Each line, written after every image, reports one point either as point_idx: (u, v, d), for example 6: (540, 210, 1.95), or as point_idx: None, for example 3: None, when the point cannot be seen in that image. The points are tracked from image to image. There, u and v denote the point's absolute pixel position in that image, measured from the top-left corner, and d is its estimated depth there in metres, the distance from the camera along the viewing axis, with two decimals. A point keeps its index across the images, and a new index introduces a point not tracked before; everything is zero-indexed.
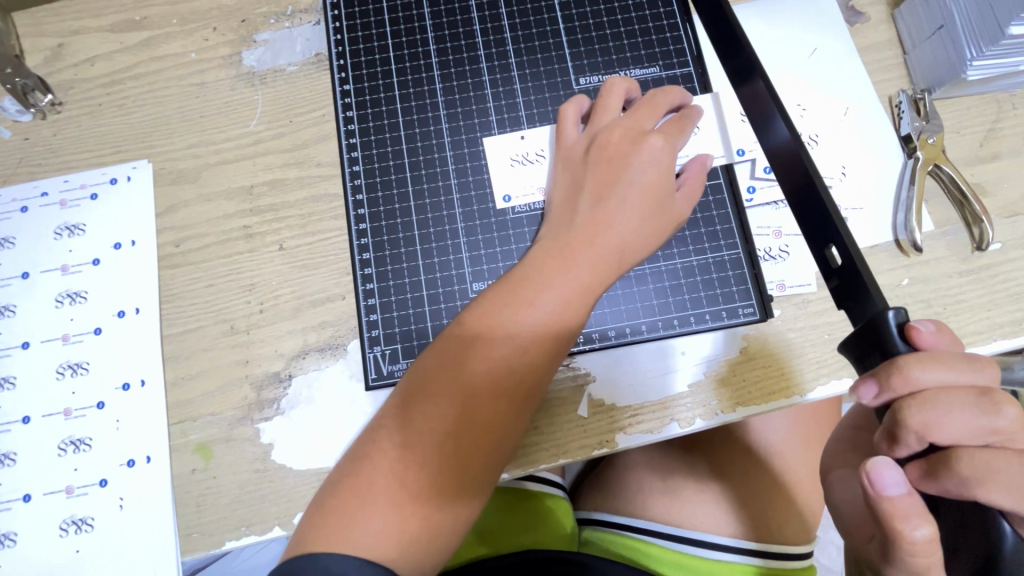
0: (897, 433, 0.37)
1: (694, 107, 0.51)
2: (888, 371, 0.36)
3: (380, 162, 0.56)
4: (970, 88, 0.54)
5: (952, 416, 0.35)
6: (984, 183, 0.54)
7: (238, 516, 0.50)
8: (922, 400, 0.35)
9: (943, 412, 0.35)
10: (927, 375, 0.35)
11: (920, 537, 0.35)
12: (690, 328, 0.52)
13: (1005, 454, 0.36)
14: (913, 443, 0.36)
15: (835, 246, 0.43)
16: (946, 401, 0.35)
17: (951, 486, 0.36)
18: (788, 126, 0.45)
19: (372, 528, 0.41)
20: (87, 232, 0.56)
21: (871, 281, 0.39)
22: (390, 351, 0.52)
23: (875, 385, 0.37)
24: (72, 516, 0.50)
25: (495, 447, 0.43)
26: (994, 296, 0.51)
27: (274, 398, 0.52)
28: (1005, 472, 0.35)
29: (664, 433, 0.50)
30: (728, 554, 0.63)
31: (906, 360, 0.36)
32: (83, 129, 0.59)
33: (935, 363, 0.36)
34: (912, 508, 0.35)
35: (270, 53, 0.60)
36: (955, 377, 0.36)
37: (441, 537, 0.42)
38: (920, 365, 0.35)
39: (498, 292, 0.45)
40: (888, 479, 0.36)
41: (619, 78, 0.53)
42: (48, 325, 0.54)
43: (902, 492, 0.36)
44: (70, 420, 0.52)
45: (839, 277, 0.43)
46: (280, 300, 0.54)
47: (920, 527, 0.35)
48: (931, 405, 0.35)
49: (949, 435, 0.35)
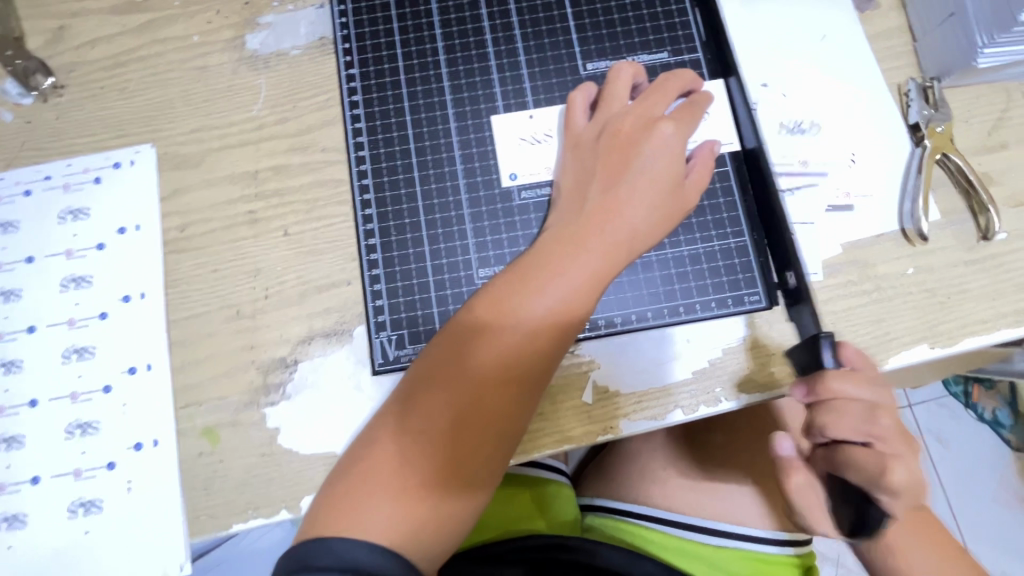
0: (808, 428, 0.43)
1: (705, 91, 0.51)
2: (814, 380, 0.43)
3: (386, 147, 0.56)
4: (980, 76, 0.54)
5: (850, 421, 0.41)
6: (992, 172, 0.54)
7: (244, 499, 0.50)
8: (829, 406, 0.42)
9: (840, 416, 0.42)
10: (840, 386, 0.41)
11: (794, 483, 0.48)
12: (696, 315, 0.52)
13: (879, 454, 0.42)
14: (819, 438, 0.43)
15: (791, 265, 0.47)
16: (843, 409, 0.41)
17: (842, 474, 0.43)
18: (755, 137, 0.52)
19: (384, 514, 0.41)
20: (91, 217, 0.56)
21: (821, 300, 0.44)
22: (397, 336, 0.52)
23: (804, 386, 0.43)
24: (80, 498, 0.50)
25: (506, 432, 0.44)
26: (999, 285, 0.51)
27: (280, 383, 0.52)
28: (872, 466, 0.42)
29: (667, 419, 0.50)
30: (731, 540, 0.64)
31: (829, 373, 0.42)
32: (86, 112, 0.58)
33: (848, 376, 0.42)
34: None
35: (274, 36, 0.59)
36: (859, 390, 0.42)
37: (452, 523, 0.43)
38: (840, 380, 0.42)
39: (509, 279, 0.45)
40: None
41: (625, 64, 0.53)
42: (54, 310, 0.54)
43: (798, 460, 0.45)
44: (77, 404, 0.52)
45: (797, 295, 0.47)
46: (286, 286, 0.54)
47: (805, 484, 0.46)
48: (834, 410, 0.42)
49: (838, 436, 0.42)
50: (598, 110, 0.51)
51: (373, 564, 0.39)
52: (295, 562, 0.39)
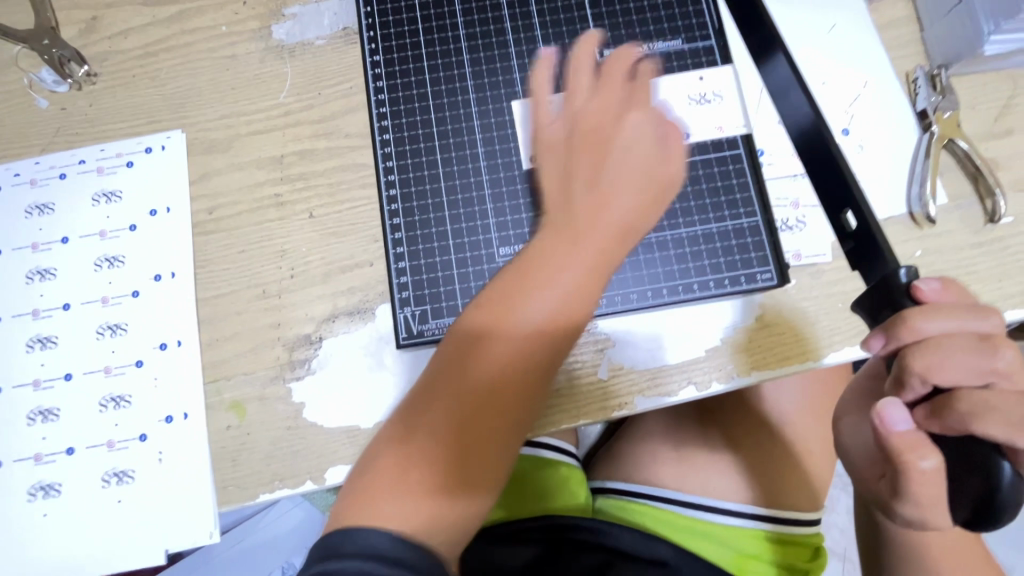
0: (902, 378, 0.39)
1: (644, 69, 0.53)
2: (895, 323, 0.39)
3: (410, 131, 0.58)
4: (987, 64, 0.55)
5: (953, 359, 0.38)
6: (998, 158, 0.55)
7: (272, 470, 0.52)
8: (927, 346, 0.38)
9: (949, 355, 0.38)
10: (933, 325, 0.38)
11: (926, 468, 0.37)
12: (710, 292, 0.53)
13: (1005, 392, 0.38)
14: (918, 385, 0.38)
15: (849, 210, 0.44)
16: (950, 346, 0.38)
17: (953, 423, 0.37)
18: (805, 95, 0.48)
19: (403, 507, 0.42)
20: (123, 199, 0.58)
21: (883, 241, 0.42)
22: (420, 311, 0.54)
23: (883, 335, 0.40)
24: (113, 468, 0.52)
25: (513, 415, 0.45)
26: (1005, 267, 0.53)
27: (305, 359, 0.54)
28: (1003, 407, 0.37)
29: (680, 394, 0.52)
30: (742, 520, 0.66)
31: (912, 313, 0.39)
32: (118, 100, 0.60)
33: (940, 313, 0.38)
34: (920, 442, 0.38)
35: (299, 27, 0.61)
36: (961, 323, 0.38)
37: (473, 505, 0.44)
38: (924, 317, 0.38)
39: (504, 280, 0.46)
40: (897, 417, 0.38)
41: (579, 53, 0.54)
42: (87, 288, 0.56)
43: (910, 428, 0.38)
44: (110, 378, 0.54)
45: (852, 241, 0.45)
46: (311, 266, 0.56)
47: (924, 459, 0.37)
48: (934, 350, 0.38)
49: (952, 376, 0.38)
50: (569, 103, 0.51)
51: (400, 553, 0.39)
52: (325, 551, 0.39)
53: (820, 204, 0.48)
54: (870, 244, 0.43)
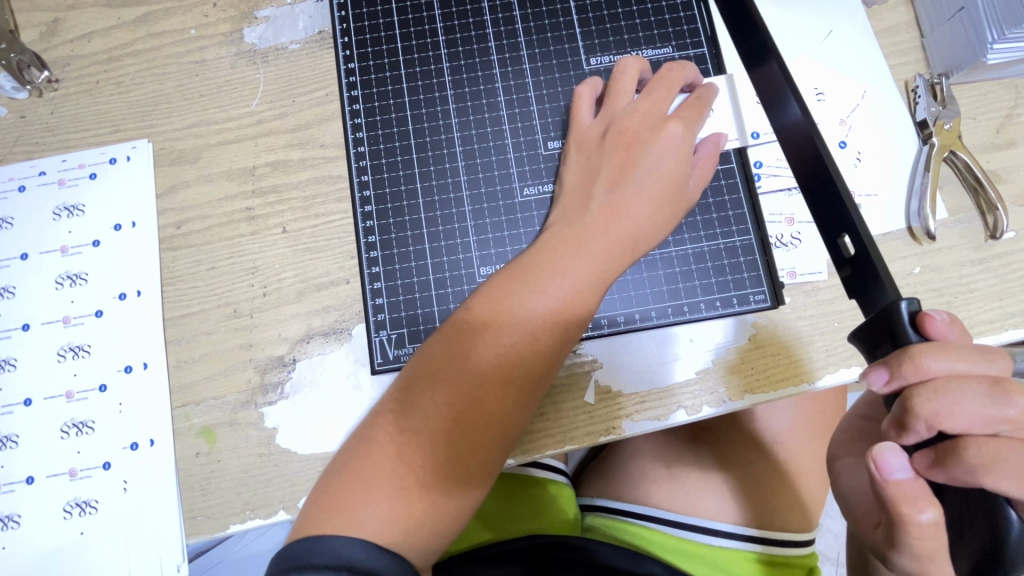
0: (906, 421, 0.37)
1: (709, 85, 0.51)
2: (900, 359, 0.37)
3: (386, 142, 0.55)
4: (989, 72, 0.53)
5: (962, 404, 0.36)
6: (1000, 170, 0.53)
7: (242, 499, 0.49)
8: (932, 388, 0.36)
9: (955, 400, 0.36)
10: (939, 365, 0.36)
11: (927, 520, 0.36)
12: (700, 314, 0.51)
13: (1012, 443, 0.36)
14: (923, 431, 0.36)
15: (847, 234, 0.42)
16: (957, 390, 0.36)
17: (958, 474, 0.36)
18: (801, 104, 0.44)
19: (377, 517, 0.40)
20: (86, 214, 0.55)
21: (885, 271, 0.39)
22: (397, 335, 0.52)
23: (886, 370, 0.37)
24: (76, 498, 0.50)
25: (502, 435, 0.43)
26: (1007, 285, 0.51)
27: (278, 382, 0.52)
28: (1010, 459, 0.35)
29: (669, 420, 0.50)
30: (731, 540, 0.64)
31: (918, 350, 0.36)
32: (81, 107, 0.57)
33: (947, 352, 0.36)
34: (920, 493, 0.36)
35: (272, 30, 0.58)
36: (966, 365, 0.37)
37: (446, 523, 0.42)
38: (932, 355, 0.36)
39: (510, 276, 0.44)
40: (895, 464, 0.36)
41: (631, 58, 0.52)
42: (49, 307, 0.53)
43: (907, 476, 0.36)
44: (72, 403, 0.51)
45: (851, 266, 0.42)
46: (283, 284, 0.53)
47: (926, 512, 0.36)
48: (942, 394, 0.36)
49: (957, 422, 0.36)
50: (605, 106, 0.50)
51: (370, 563, 0.38)
52: (290, 560, 0.38)
53: (817, 228, 0.46)
54: (872, 272, 0.40)
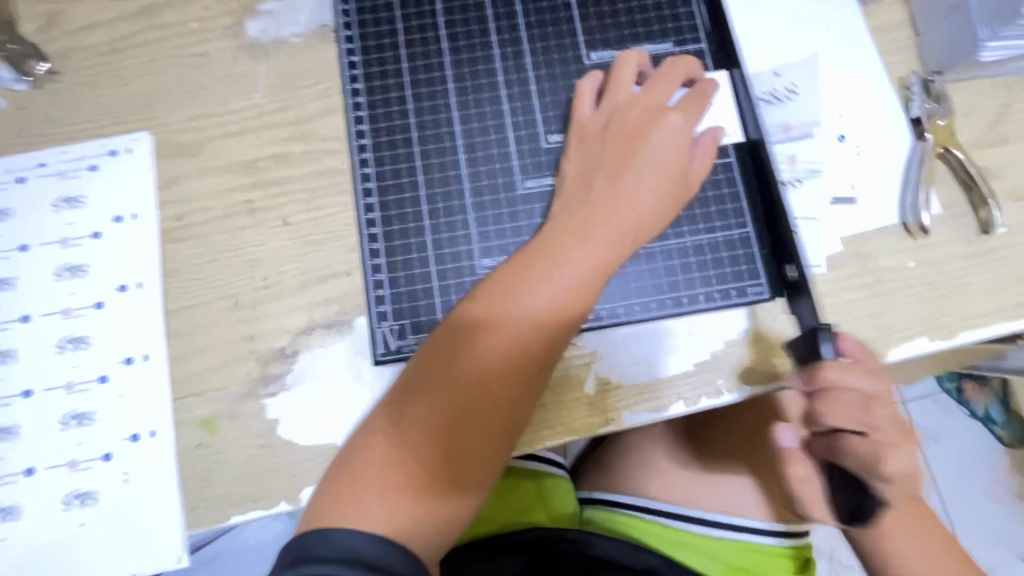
0: (806, 415, 0.44)
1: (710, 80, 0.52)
2: (813, 371, 0.43)
3: (389, 135, 0.55)
4: (981, 70, 0.54)
5: (845, 407, 0.42)
6: (993, 167, 0.54)
7: (244, 490, 0.50)
8: (827, 394, 0.43)
9: (836, 403, 0.43)
10: (844, 376, 0.42)
11: (797, 475, 0.47)
12: (699, 306, 0.52)
13: (874, 442, 0.43)
14: (816, 424, 0.44)
15: (791, 264, 0.50)
16: (840, 397, 0.42)
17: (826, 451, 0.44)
18: (755, 129, 0.52)
19: (385, 507, 0.41)
20: (87, 205, 0.55)
21: (810, 296, 0.48)
22: (399, 326, 0.52)
23: (802, 376, 0.44)
24: (76, 490, 0.50)
25: (506, 423, 0.43)
26: (999, 279, 0.52)
27: (280, 374, 0.52)
28: (864, 451, 0.43)
29: (668, 411, 0.50)
30: (730, 533, 0.65)
31: (826, 364, 0.43)
32: (82, 99, 0.57)
33: (850, 368, 0.43)
34: (797, 457, 0.46)
35: (274, 23, 0.58)
36: (858, 379, 0.43)
37: (454, 512, 0.43)
38: (839, 369, 0.42)
39: (513, 266, 0.45)
40: (782, 435, 0.47)
41: (631, 51, 0.53)
42: (48, 299, 0.53)
43: (793, 444, 0.47)
44: (72, 394, 0.51)
45: (789, 289, 0.51)
46: (286, 276, 0.53)
47: (797, 469, 0.46)
48: (828, 398, 0.43)
49: (838, 422, 0.43)
50: (605, 99, 0.51)
51: (378, 557, 0.38)
52: (297, 552, 0.39)
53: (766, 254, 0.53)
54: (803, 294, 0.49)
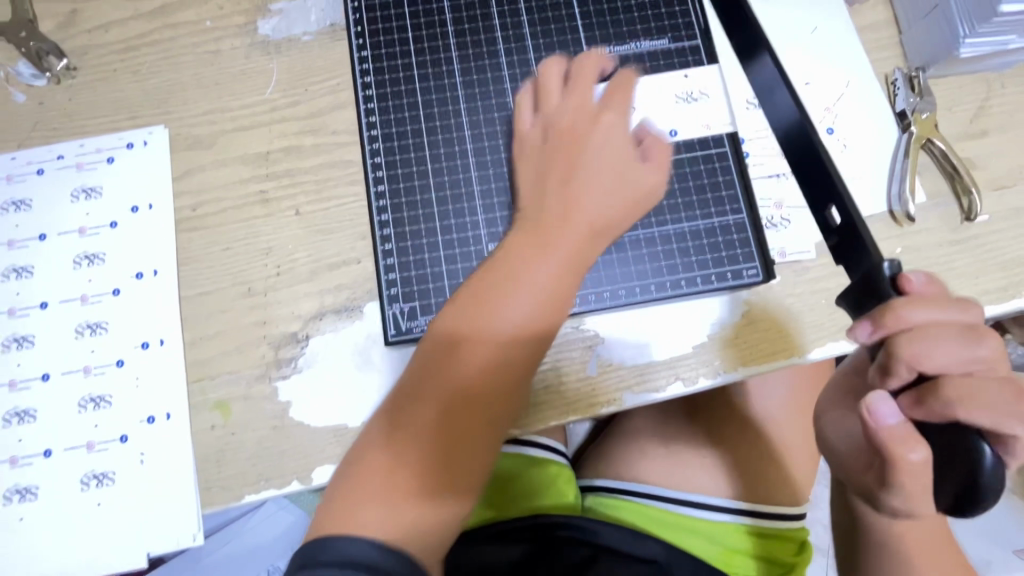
0: (889, 366, 0.40)
1: (624, 73, 0.53)
2: (882, 312, 0.39)
3: (398, 126, 0.57)
4: (962, 66, 0.57)
5: (939, 347, 0.39)
6: (974, 158, 0.57)
7: (257, 470, 0.51)
8: (912, 334, 0.38)
9: (932, 344, 0.38)
10: (918, 314, 0.38)
11: (917, 460, 0.37)
12: (696, 289, 0.54)
13: (987, 382, 0.39)
14: (904, 372, 0.39)
15: (834, 205, 0.43)
16: (933, 335, 0.39)
17: (940, 410, 0.38)
18: (793, 96, 0.47)
19: (383, 520, 0.42)
20: (104, 196, 0.57)
21: (870, 237, 0.40)
22: (409, 308, 0.54)
23: (870, 323, 0.39)
24: (93, 471, 0.51)
25: (488, 422, 0.45)
26: (981, 263, 0.54)
27: (292, 357, 0.54)
28: (986, 397, 0.38)
29: (668, 390, 0.52)
30: (730, 517, 0.66)
31: (899, 303, 0.38)
32: (99, 94, 0.59)
33: (925, 304, 0.38)
34: (909, 434, 0.38)
35: (285, 22, 0.61)
36: (942, 315, 0.39)
37: (455, 510, 0.44)
38: (912, 307, 0.38)
39: (470, 292, 0.46)
40: (885, 410, 0.38)
41: (553, 61, 0.55)
42: (66, 286, 0.55)
43: (899, 421, 0.38)
44: (89, 378, 0.53)
45: (838, 236, 0.44)
46: (297, 263, 0.55)
47: (915, 451, 0.37)
48: (920, 339, 0.38)
49: (936, 363, 0.39)
50: (541, 109, 0.52)
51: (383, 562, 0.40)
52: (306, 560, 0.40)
53: (806, 201, 0.47)
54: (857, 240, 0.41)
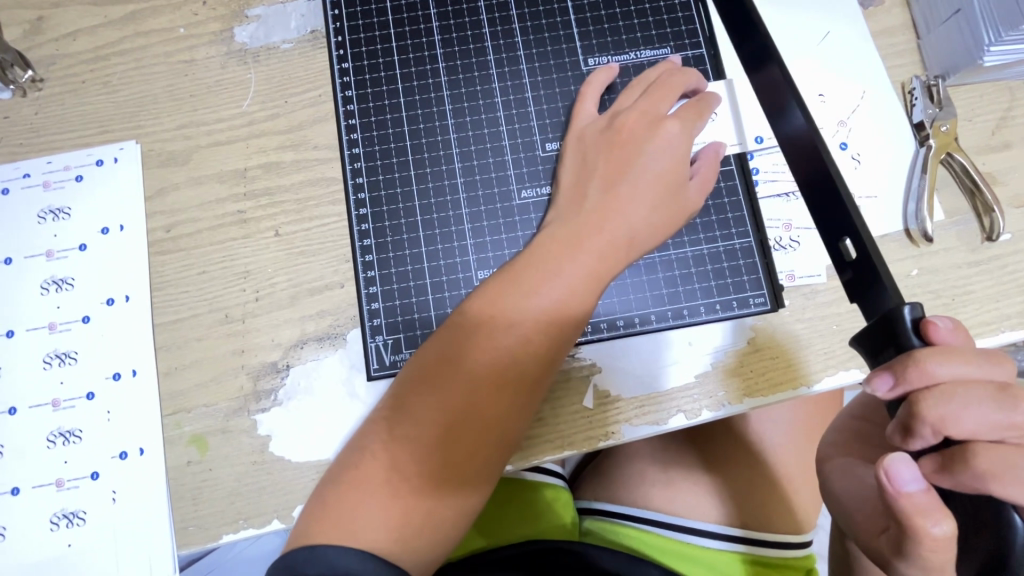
0: (912, 426, 0.36)
1: (711, 92, 0.50)
2: (904, 363, 0.36)
3: (381, 144, 0.54)
4: (985, 74, 0.53)
5: (968, 410, 0.35)
6: (995, 173, 0.53)
7: (235, 509, 0.48)
8: (939, 392, 0.35)
9: (961, 405, 0.35)
10: (945, 369, 0.35)
11: (940, 534, 0.34)
12: (700, 318, 0.51)
13: (1021, 449, 0.35)
14: (929, 436, 0.36)
15: (849, 237, 0.41)
16: (962, 395, 0.35)
17: (967, 480, 0.35)
18: (804, 113, 0.43)
19: (372, 519, 0.40)
20: (73, 217, 0.54)
21: (886, 271, 0.38)
22: (393, 340, 0.51)
23: (890, 376, 0.37)
24: (63, 509, 0.49)
25: (499, 439, 0.42)
26: (1003, 286, 0.51)
27: (271, 389, 0.51)
28: (1022, 468, 0.35)
29: (668, 424, 0.49)
30: (727, 543, 0.64)
31: (922, 354, 0.35)
32: (66, 107, 0.56)
33: (953, 357, 0.35)
34: (931, 504, 0.35)
35: (263, 29, 0.57)
36: (971, 372, 0.36)
37: (444, 526, 0.42)
38: (937, 360, 0.35)
39: (503, 279, 0.44)
40: (906, 475, 0.35)
41: (658, 65, 0.52)
42: (34, 313, 0.52)
43: (920, 488, 0.35)
44: (59, 411, 0.50)
45: (853, 270, 0.41)
46: (276, 288, 0.52)
47: (939, 524, 0.34)
48: (948, 399, 0.35)
49: (964, 428, 0.35)
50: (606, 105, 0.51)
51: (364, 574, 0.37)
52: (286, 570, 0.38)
53: (817, 231, 0.45)
54: (873, 275, 0.39)
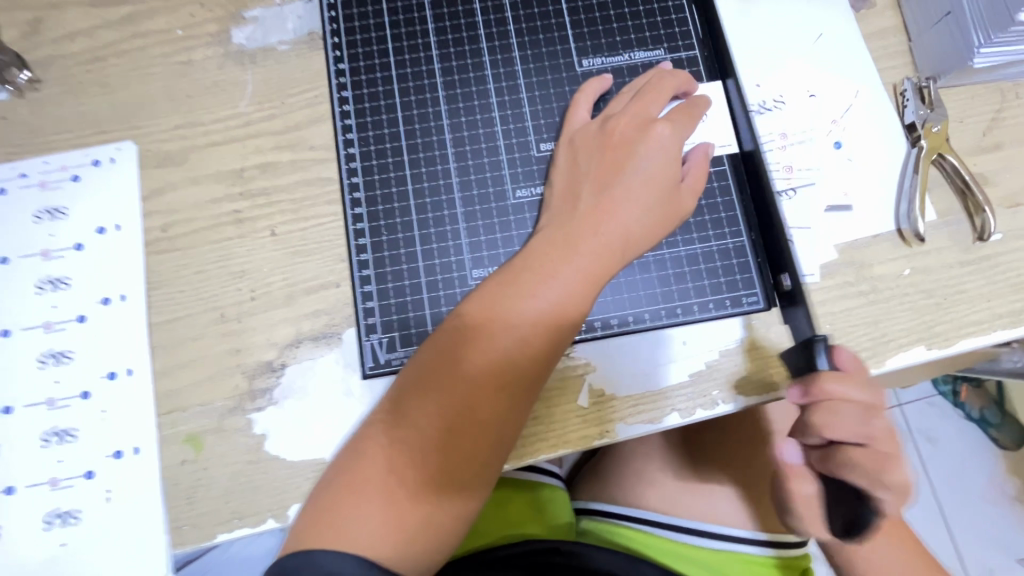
0: (802, 429, 0.43)
1: (702, 95, 0.50)
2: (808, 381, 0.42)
3: (377, 145, 0.55)
4: (976, 76, 0.54)
5: (845, 422, 0.42)
6: (987, 173, 0.53)
7: (230, 508, 0.48)
8: (826, 407, 0.42)
9: (840, 418, 0.41)
10: (837, 389, 0.41)
11: None
12: (693, 317, 0.51)
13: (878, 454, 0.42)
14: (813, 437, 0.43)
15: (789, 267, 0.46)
16: (843, 410, 0.41)
17: (830, 469, 0.43)
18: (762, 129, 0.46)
19: (369, 526, 0.40)
20: (69, 217, 0.54)
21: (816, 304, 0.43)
22: (388, 338, 0.51)
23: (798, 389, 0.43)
24: (57, 509, 0.49)
25: (496, 441, 0.42)
26: (995, 286, 0.51)
27: (267, 388, 0.51)
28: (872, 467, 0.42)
29: (661, 423, 0.49)
30: (724, 542, 0.63)
31: (822, 375, 0.42)
32: (63, 108, 0.56)
33: (844, 380, 0.42)
34: None
35: (260, 31, 0.57)
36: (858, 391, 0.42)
37: (441, 532, 0.42)
38: (832, 381, 0.41)
39: (496, 283, 0.44)
40: None
41: (652, 70, 0.52)
42: (29, 313, 0.52)
43: None
44: (53, 411, 0.50)
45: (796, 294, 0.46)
46: (272, 287, 0.52)
47: None
48: (832, 413, 0.42)
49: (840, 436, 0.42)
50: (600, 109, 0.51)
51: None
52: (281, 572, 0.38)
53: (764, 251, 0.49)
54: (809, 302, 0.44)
